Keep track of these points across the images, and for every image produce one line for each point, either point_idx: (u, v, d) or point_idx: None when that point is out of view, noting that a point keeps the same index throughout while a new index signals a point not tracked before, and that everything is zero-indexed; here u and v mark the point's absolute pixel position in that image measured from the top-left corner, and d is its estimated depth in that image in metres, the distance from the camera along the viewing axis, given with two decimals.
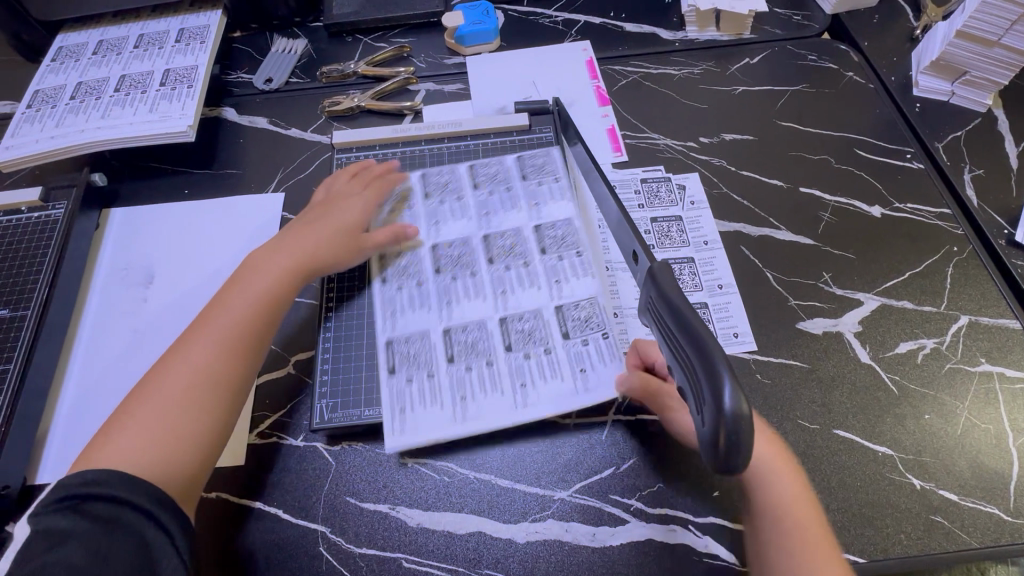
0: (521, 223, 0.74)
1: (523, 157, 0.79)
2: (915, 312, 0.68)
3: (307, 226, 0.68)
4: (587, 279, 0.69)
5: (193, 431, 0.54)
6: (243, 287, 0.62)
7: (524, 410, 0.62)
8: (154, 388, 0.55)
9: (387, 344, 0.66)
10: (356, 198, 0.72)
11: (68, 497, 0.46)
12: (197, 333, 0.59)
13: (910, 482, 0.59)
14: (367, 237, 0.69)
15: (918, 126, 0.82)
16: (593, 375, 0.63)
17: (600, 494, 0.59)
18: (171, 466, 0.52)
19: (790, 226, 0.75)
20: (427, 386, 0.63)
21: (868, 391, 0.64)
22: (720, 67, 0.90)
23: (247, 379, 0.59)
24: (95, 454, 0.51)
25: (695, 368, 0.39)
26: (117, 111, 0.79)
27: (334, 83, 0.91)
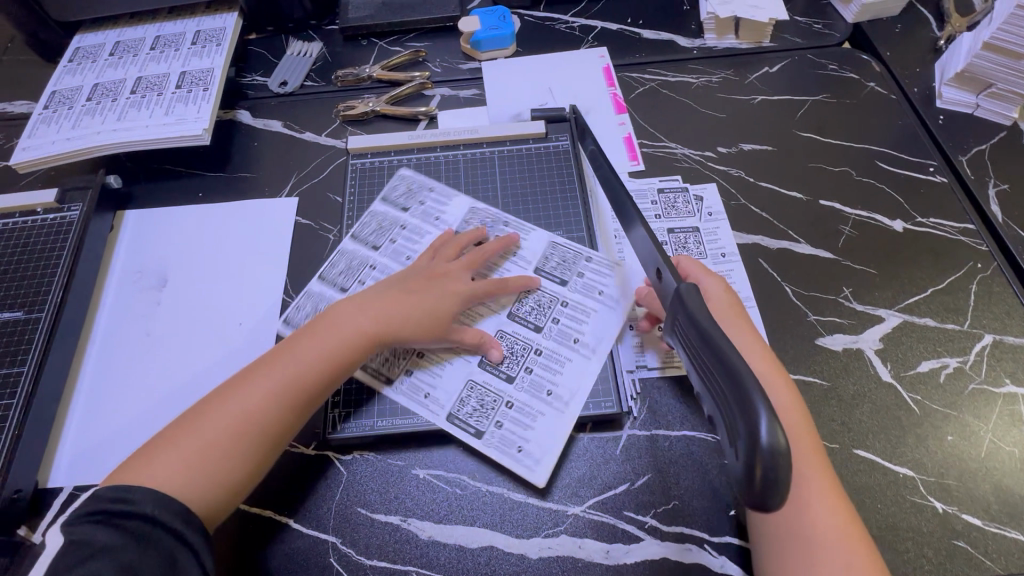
0: (435, 234, 0.76)
1: (388, 198, 0.79)
2: (937, 330, 0.67)
3: (409, 299, 0.63)
4: (534, 234, 0.75)
5: (227, 474, 0.53)
6: (318, 343, 0.60)
7: (588, 351, 0.66)
8: (207, 414, 0.55)
9: (452, 420, 0.63)
10: (464, 281, 0.67)
11: (103, 510, 0.48)
12: (260, 373, 0.57)
13: (932, 506, 0.58)
14: (457, 329, 0.65)
15: (942, 139, 0.81)
16: (609, 288, 0.70)
17: (614, 511, 0.58)
18: (197, 500, 0.51)
19: (809, 239, 0.74)
20: (515, 416, 0.63)
21: (889, 411, 0.62)
22: (739, 76, 0.89)
23: (294, 429, 0.57)
24: (134, 471, 0.51)
25: (729, 396, 0.36)
26: (133, 113, 0.79)
27: (349, 87, 0.90)
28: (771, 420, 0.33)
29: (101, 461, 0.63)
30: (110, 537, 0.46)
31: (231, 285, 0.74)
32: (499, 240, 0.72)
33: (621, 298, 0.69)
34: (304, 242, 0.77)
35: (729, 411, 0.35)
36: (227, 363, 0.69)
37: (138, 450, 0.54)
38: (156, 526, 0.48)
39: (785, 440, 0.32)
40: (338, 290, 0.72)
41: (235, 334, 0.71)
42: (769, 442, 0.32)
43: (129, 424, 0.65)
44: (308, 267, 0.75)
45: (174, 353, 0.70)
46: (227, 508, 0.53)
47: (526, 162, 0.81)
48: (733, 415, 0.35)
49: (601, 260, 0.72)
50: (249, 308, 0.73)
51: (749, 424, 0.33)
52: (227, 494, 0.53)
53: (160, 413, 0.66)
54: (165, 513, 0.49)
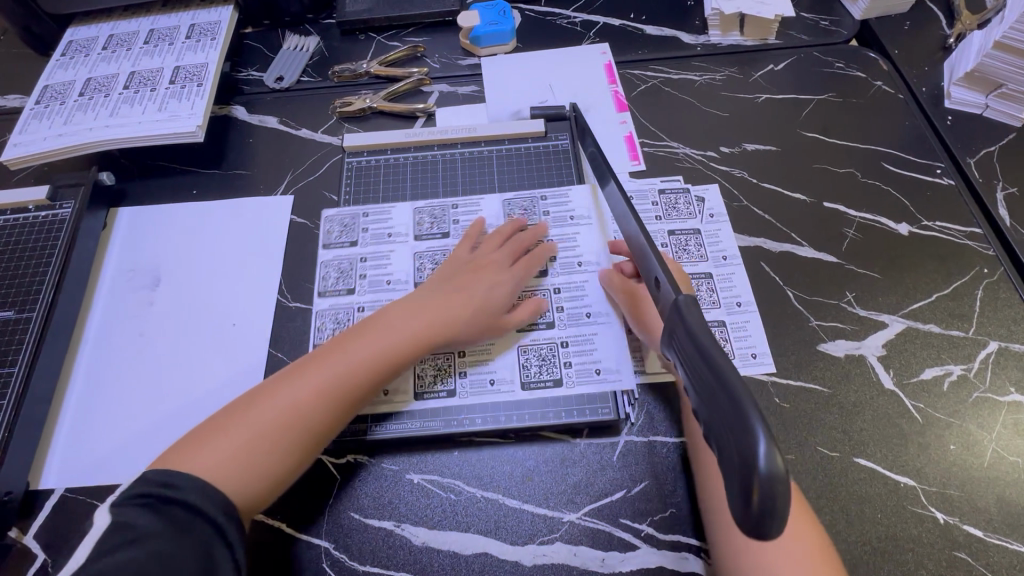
0: (398, 247, 0.74)
1: (330, 245, 0.75)
2: (942, 336, 0.66)
3: (457, 296, 0.64)
4: (487, 201, 0.77)
5: (270, 469, 0.53)
6: (368, 341, 0.60)
7: (596, 266, 0.71)
8: (257, 407, 0.55)
9: (530, 388, 0.64)
10: (508, 270, 0.67)
11: (150, 495, 0.48)
12: (310, 368, 0.57)
13: (933, 516, 0.57)
14: (506, 321, 0.65)
15: (949, 140, 0.79)
16: (573, 206, 0.75)
17: (610, 518, 0.58)
18: (239, 493, 0.51)
19: (813, 242, 0.72)
20: (576, 348, 0.66)
21: (891, 419, 0.61)
22: (743, 74, 0.87)
23: (335, 431, 0.57)
24: (187, 453, 0.52)
25: (721, 413, 0.33)
26: (126, 109, 0.78)
27: (346, 83, 0.89)
28: (770, 441, 0.30)
29: (93, 463, 0.63)
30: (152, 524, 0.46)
31: (225, 284, 0.73)
32: (531, 227, 0.71)
33: (592, 212, 0.75)
34: (299, 241, 0.76)
35: (720, 428, 0.33)
36: (220, 365, 0.68)
37: (187, 434, 0.54)
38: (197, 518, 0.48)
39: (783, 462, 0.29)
40: None
41: (228, 335, 0.70)
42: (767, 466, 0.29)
43: (122, 426, 0.65)
44: (302, 267, 0.74)
45: (166, 355, 0.69)
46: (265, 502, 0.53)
47: (525, 161, 0.79)
48: (727, 434, 0.32)
49: (556, 194, 0.76)
50: (241, 308, 0.72)
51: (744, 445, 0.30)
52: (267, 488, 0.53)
53: (152, 415, 0.65)
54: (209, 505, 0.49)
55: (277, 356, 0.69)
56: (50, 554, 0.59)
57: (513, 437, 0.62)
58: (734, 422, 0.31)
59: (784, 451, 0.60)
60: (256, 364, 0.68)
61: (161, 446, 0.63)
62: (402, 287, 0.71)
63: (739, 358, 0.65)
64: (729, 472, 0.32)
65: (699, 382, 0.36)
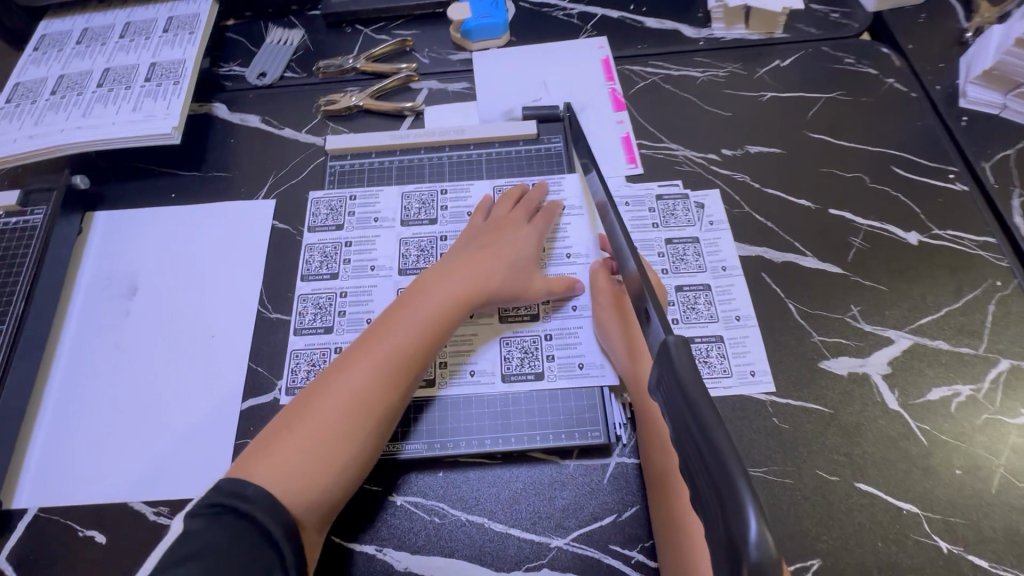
0: (384, 232, 0.72)
1: (316, 226, 0.73)
2: (950, 354, 0.63)
3: (485, 258, 0.63)
4: (475, 185, 0.75)
5: (344, 461, 0.51)
6: (410, 318, 0.57)
7: (585, 258, 0.69)
8: (311, 406, 0.52)
9: (509, 380, 0.63)
10: (528, 227, 0.67)
11: (219, 505, 0.46)
12: (356, 357, 0.54)
13: (936, 545, 0.54)
14: (537, 277, 0.65)
15: (964, 142, 0.75)
16: (563, 189, 0.73)
17: (599, 544, 0.56)
18: (318, 492, 0.49)
19: (817, 252, 0.69)
20: (559, 342, 0.65)
21: (894, 442, 0.59)
22: (747, 70, 0.83)
23: (397, 413, 0.54)
24: (253, 464, 0.49)
25: (708, 480, 0.29)
26: (99, 109, 0.75)
27: (331, 79, 0.85)
28: (761, 517, 0.26)
29: (68, 481, 0.61)
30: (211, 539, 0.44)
31: (204, 293, 0.71)
32: (535, 186, 0.72)
33: (583, 201, 0.72)
34: (280, 248, 0.73)
35: (705, 498, 0.29)
36: (198, 378, 0.66)
37: (249, 447, 0.52)
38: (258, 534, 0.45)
39: (774, 540, 0.26)
40: (323, 330, 0.67)
41: (207, 347, 0.68)
42: (758, 548, 0.26)
43: (97, 443, 0.63)
44: (282, 275, 0.71)
45: (142, 367, 0.67)
46: (345, 496, 0.52)
47: (517, 163, 0.76)
48: (713, 505, 0.29)
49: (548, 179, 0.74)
50: (220, 317, 0.69)
51: (733, 521, 0.27)
52: (346, 479, 0.51)
53: (128, 430, 0.63)
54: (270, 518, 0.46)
55: (257, 370, 0.66)
56: None
57: (500, 457, 0.60)
58: (721, 493, 0.28)
59: (783, 475, 0.57)
60: (235, 378, 0.66)
61: (138, 463, 0.62)
62: (385, 273, 0.70)
63: (737, 375, 0.62)
64: (716, 547, 0.29)
65: (682, 437, 0.32)
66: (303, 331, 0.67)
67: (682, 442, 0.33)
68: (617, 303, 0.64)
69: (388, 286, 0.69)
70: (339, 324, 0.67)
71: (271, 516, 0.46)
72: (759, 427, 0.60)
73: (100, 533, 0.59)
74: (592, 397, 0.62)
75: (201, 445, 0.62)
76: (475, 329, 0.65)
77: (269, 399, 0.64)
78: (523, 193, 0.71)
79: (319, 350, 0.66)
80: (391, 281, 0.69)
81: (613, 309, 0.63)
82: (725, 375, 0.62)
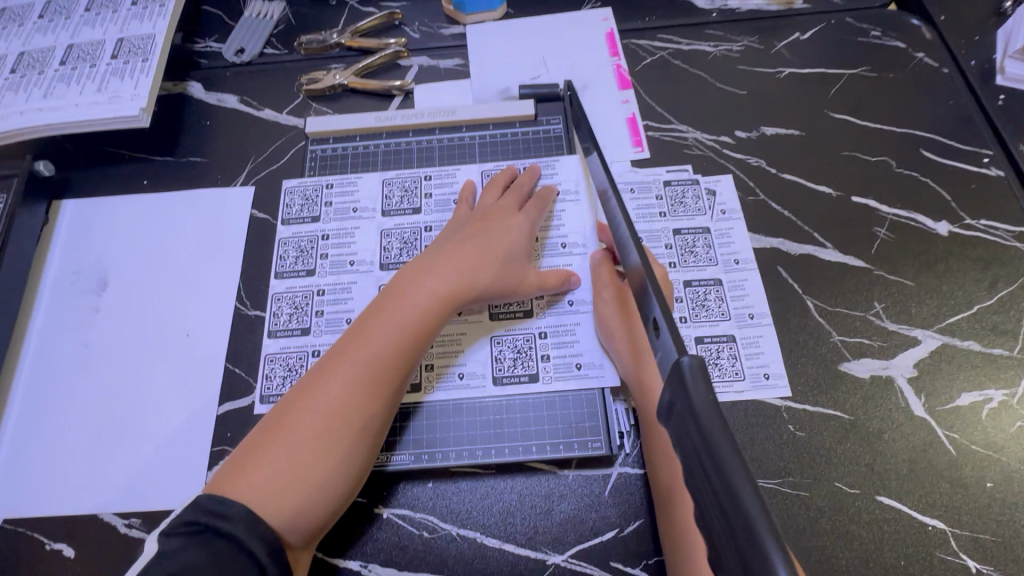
0: (364, 223, 0.67)
1: (290, 221, 0.68)
2: (982, 355, 0.58)
3: (473, 249, 0.57)
4: (465, 168, 0.69)
5: (330, 475, 0.46)
6: (393, 320, 0.52)
7: (582, 249, 0.64)
8: (290, 417, 0.47)
9: (502, 382, 0.59)
10: (519, 215, 0.62)
11: (197, 523, 0.41)
12: (336, 361, 0.50)
13: (965, 564, 0.50)
14: (531, 271, 0.59)
15: (1000, 123, 0.69)
16: (559, 173, 0.68)
17: (599, 561, 0.52)
18: (302, 513, 0.45)
19: (837, 243, 0.64)
20: (555, 341, 0.60)
21: (920, 452, 0.54)
22: (764, 44, 0.76)
23: (386, 420, 0.50)
24: (227, 486, 0.44)
25: (731, 542, 0.25)
26: (61, 89, 0.69)
27: (314, 56, 0.79)
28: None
29: (34, 490, 0.58)
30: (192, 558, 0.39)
31: (178, 288, 0.66)
32: (525, 171, 0.66)
33: (581, 186, 0.67)
34: (258, 240, 0.68)
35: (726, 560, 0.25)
36: (171, 380, 0.62)
37: (223, 464, 0.47)
38: (243, 554, 0.40)
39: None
40: (299, 332, 0.62)
41: (180, 347, 0.63)
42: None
43: (65, 450, 0.59)
44: (260, 269, 0.66)
45: (111, 369, 0.63)
46: (333, 514, 0.48)
47: (512, 147, 0.70)
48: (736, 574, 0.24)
49: (545, 162, 0.68)
50: (194, 315, 0.65)
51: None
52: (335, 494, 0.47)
53: (97, 436, 0.60)
54: (255, 539, 0.41)
55: (234, 372, 0.62)
56: None
57: (494, 467, 0.56)
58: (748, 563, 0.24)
59: (799, 487, 0.53)
60: (210, 380, 0.61)
61: (107, 472, 0.58)
62: (365, 268, 0.65)
63: (749, 378, 0.57)
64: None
65: (699, 481, 0.28)
66: (283, 329, 0.63)
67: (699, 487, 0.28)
68: (620, 297, 0.59)
69: (370, 282, 0.64)
70: (317, 324, 0.63)
71: (253, 534, 0.41)
72: (772, 435, 0.55)
73: (68, 546, 0.55)
74: (592, 403, 0.58)
75: (174, 452, 0.58)
76: (464, 328, 0.61)
77: (246, 403, 0.60)
78: (512, 179, 0.66)
79: (297, 352, 0.62)
80: (372, 277, 0.64)
81: (616, 304, 0.59)
82: (737, 379, 0.58)
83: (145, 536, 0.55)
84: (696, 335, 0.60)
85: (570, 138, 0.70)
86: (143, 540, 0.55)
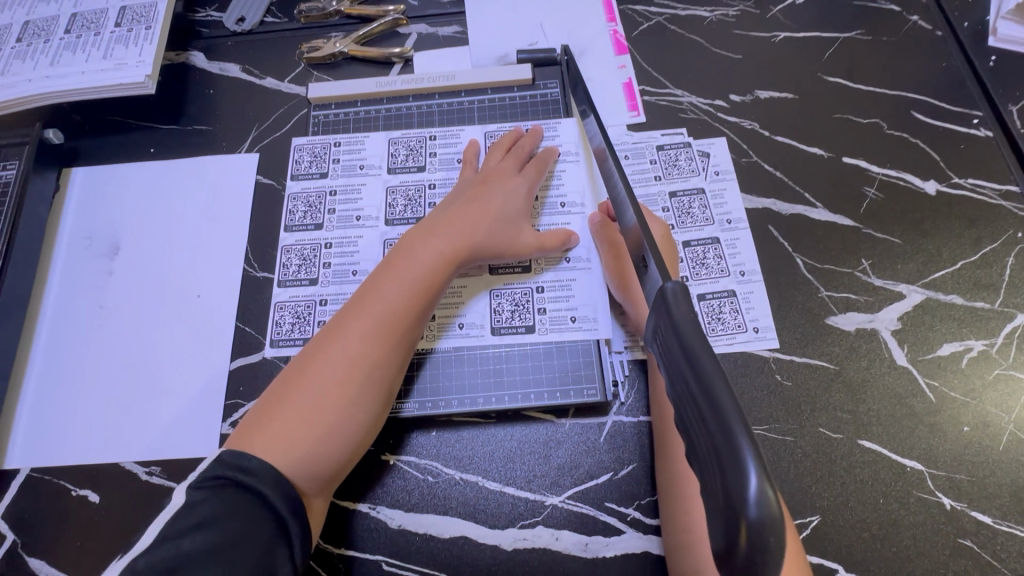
0: (370, 180, 0.69)
1: (299, 176, 0.70)
2: (964, 309, 0.60)
3: (475, 211, 0.59)
4: (466, 129, 0.71)
5: (348, 426, 0.49)
6: (401, 278, 0.54)
7: (580, 208, 0.66)
8: (309, 371, 0.49)
9: (500, 333, 0.61)
10: (519, 178, 0.63)
11: (223, 477, 0.43)
12: (351, 319, 0.52)
13: (939, 501, 0.53)
14: (529, 233, 0.61)
15: (991, 85, 0.70)
16: (558, 133, 0.69)
17: (595, 502, 0.55)
18: (324, 460, 0.48)
19: (828, 203, 0.66)
20: (551, 295, 0.62)
21: (901, 399, 0.57)
22: (760, 9, 0.77)
23: (397, 374, 0.53)
24: (253, 438, 0.46)
25: (707, 436, 0.27)
26: (68, 57, 0.71)
27: (314, 24, 0.79)
28: (763, 476, 0.24)
29: (58, 441, 0.61)
30: (215, 508, 0.41)
31: (188, 251, 0.68)
32: (527, 133, 0.67)
33: (580, 146, 0.68)
34: (265, 205, 0.70)
35: (704, 453, 0.27)
36: (184, 339, 0.64)
37: (246, 416, 0.49)
38: (266, 508, 0.43)
39: (778, 501, 0.24)
40: (308, 283, 0.65)
41: (193, 307, 0.66)
42: (759, 508, 0.23)
43: (85, 403, 0.62)
44: (267, 231, 0.69)
45: (126, 326, 0.65)
46: (349, 460, 0.50)
47: (510, 112, 0.72)
48: (711, 466, 0.26)
49: (544, 124, 0.70)
50: (203, 276, 0.67)
51: (730, 480, 0.24)
52: (352, 445, 0.50)
53: (115, 390, 0.63)
54: (278, 494, 0.44)
55: (244, 330, 0.64)
56: (18, 535, 0.57)
57: (494, 416, 0.59)
58: (721, 450, 0.25)
59: (785, 432, 0.56)
60: (222, 338, 0.64)
61: (126, 423, 0.61)
62: (371, 224, 0.67)
63: (743, 331, 0.60)
64: (713, 509, 0.26)
65: (680, 391, 0.30)
66: (291, 286, 0.65)
67: (680, 396, 0.30)
68: (615, 252, 0.61)
69: (374, 238, 0.66)
70: (324, 276, 0.65)
71: (270, 485, 0.44)
72: (761, 384, 0.58)
73: (93, 492, 0.58)
74: (588, 353, 0.60)
75: (190, 405, 0.61)
76: (464, 282, 0.63)
77: (258, 358, 0.63)
78: (516, 140, 0.67)
79: (306, 304, 0.64)
80: (377, 233, 0.66)
81: (612, 259, 0.61)
82: (739, 331, 0.60)
83: (166, 483, 0.59)
84: (698, 292, 0.62)
85: (568, 100, 0.71)
86: (164, 486, 0.58)
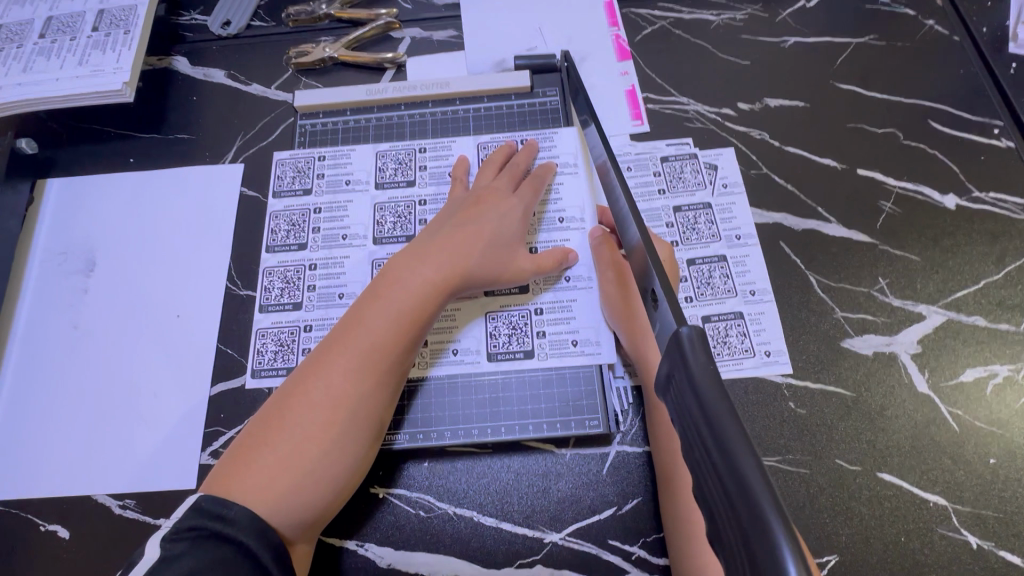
0: (357, 195, 0.66)
1: (281, 193, 0.66)
2: (988, 330, 0.57)
3: (467, 233, 0.55)
4: (460, 140, 0.68)
5: (334, 469, 0.45)
6: (388, 308, 0.50)
7: (579, 223, 0.62)
8: (290, 411, 0.46)
9: (496, 358, 0.58)
10: (514, 197, 0.59)
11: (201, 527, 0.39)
12: (335, 352, 0.48)
13: (965, 540, 0.50)
14: (525, 256, 0.58)
15: (1011, 93, 0.66)
16: (556, 144, 0.66)
17: (597, 539, 0.51)
18: (308, 506, 0.44)
19: (842, 219, 0.62)
20: (551, 317, 0.59)
21: (922, 429, 0.53)
22: (768, 12, 0.74)
23: (386, 410, 0.50)
24: (230, 487, 0.42)
25: (734, 520, 0.24)
26: (41, 62, 0.67)
27: (303, 28, 0.76)
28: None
29: (26, 472, 0.57)
30: (197, 560, 0.37)
31: (166, 270, 0.65)
32: (522, 148, 0.64)
33: (579, 158, 0.65)
34: (248, 220, 0.66)
35: (730, 535, 0.24)
36: (161, 364, 0.61)
37: (222, 459, 0.45)
38: (244, 559, 0.39)
39: None
40: (291, 307, 0.61)
41: (172, 328, 0.62)
42: None
43: (55, 430, 0.59)
44: (252, 247, 0.65)
45: (100, 349, 0.62)
46: (335, 504, 0.47)
47: (507, 121, 0.68)
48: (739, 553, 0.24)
49: (541, 135, 0.67)
50: (183, 295, 0.63)
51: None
52: (338, 488, 0.47)
53: (88, 417, 0.59)
54: (258, 543, 0.40)
55: (226, 353, 0.61)
56: None
57: (490, 446, 0.55)
58: (751, 538, 0.23)
59: (800, 465, 0.52)
60: (201, 363, 0.60)
61: (100, 452, 0.57)
62: (358, 243, 0.63)
63: (753, 356, 0.56)
64: None
65: (699, 456, 0.27)
66: (273, 309, 0.61)
67: (699, 462, 0.27)
68: (620, 275, 0.57)
69: (362, 256, 0.63)
70: (309, 299, 0.61)
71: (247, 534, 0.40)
72: (772, 413, 0.54)
73: (64, 527, 0.55)
74: (589, 380, 0.57)
75: (167, 433, 0.58)
76: (458, 305, 0.59)
77: (239, 382, 0.59)
78: (509, 156, 0.64)
79: (289, 328, 0.60)
80: (364, 252, 0.63)
81: (618, 283, 0.57)
82: (747, 356, 0.56)
83: (140, 517, 0.55)
84: (703, 314, 0.58)
85: (567, 109, 0.68)
86: (139, 521, 0.55)
